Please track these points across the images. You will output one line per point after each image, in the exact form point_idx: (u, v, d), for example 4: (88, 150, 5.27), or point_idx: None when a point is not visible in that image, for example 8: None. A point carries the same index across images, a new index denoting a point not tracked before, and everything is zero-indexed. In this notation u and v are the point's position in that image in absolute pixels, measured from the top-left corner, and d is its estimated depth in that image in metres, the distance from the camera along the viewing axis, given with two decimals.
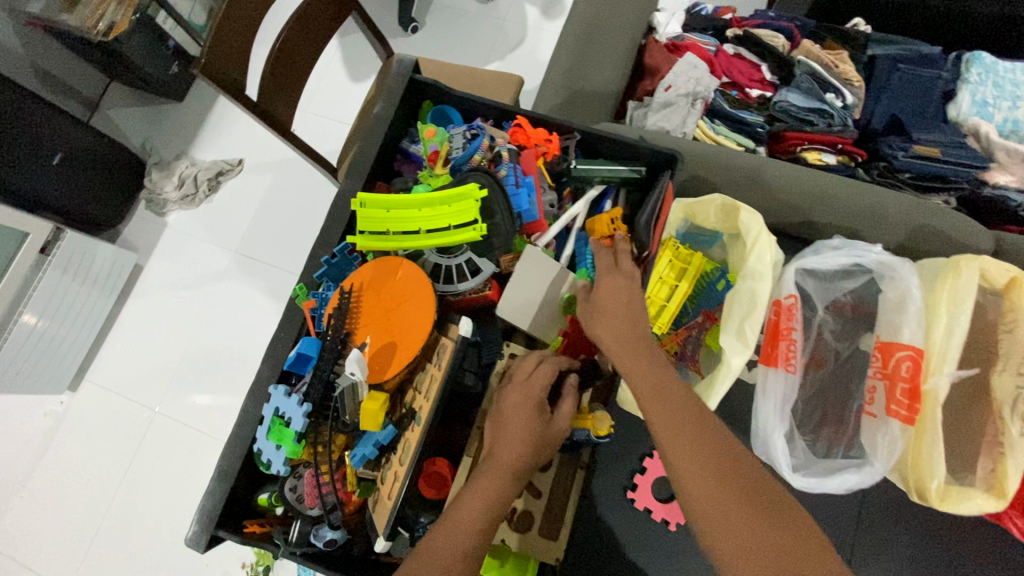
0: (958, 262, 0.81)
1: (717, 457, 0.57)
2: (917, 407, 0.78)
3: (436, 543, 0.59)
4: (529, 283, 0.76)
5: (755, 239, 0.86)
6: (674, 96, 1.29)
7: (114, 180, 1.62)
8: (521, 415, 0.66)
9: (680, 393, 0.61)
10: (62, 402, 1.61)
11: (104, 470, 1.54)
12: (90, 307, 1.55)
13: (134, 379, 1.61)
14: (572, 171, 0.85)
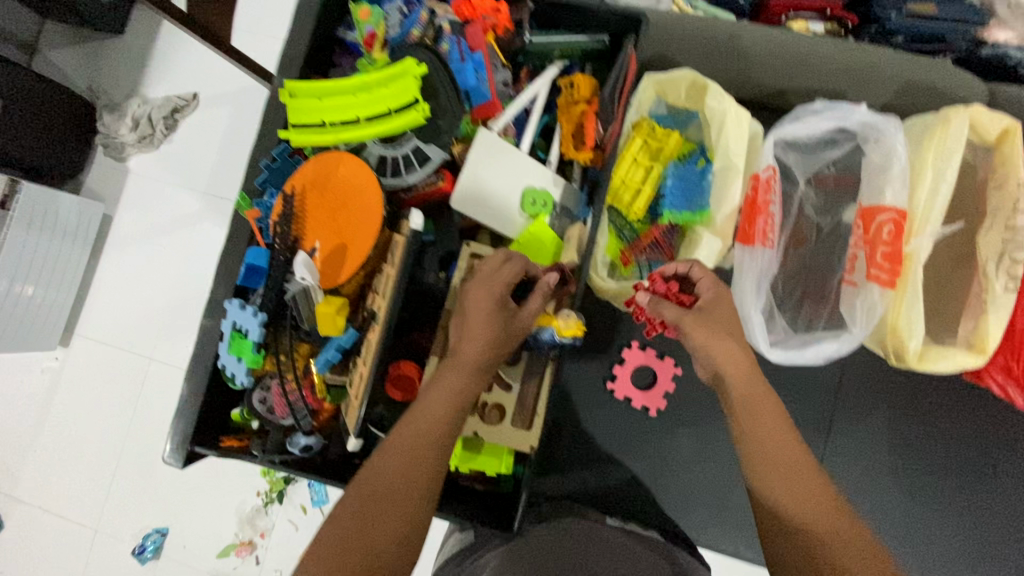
0: (948, 113, 0.75)
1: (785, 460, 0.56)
2: (898, 269, 0.75)
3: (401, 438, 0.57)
4: (489, 178, 0.73)
5: (721, 126, 0.84)
6: None
7: (66, 129, 1.39)
8: (488, 307, 0.63)
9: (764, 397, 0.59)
10: (58, 357, 1.51)
11: (105, 423, 1.48)
12: (66, 261, 1.41)
13: (124, 329, 1.50)
14: (528, 45, 0.78)
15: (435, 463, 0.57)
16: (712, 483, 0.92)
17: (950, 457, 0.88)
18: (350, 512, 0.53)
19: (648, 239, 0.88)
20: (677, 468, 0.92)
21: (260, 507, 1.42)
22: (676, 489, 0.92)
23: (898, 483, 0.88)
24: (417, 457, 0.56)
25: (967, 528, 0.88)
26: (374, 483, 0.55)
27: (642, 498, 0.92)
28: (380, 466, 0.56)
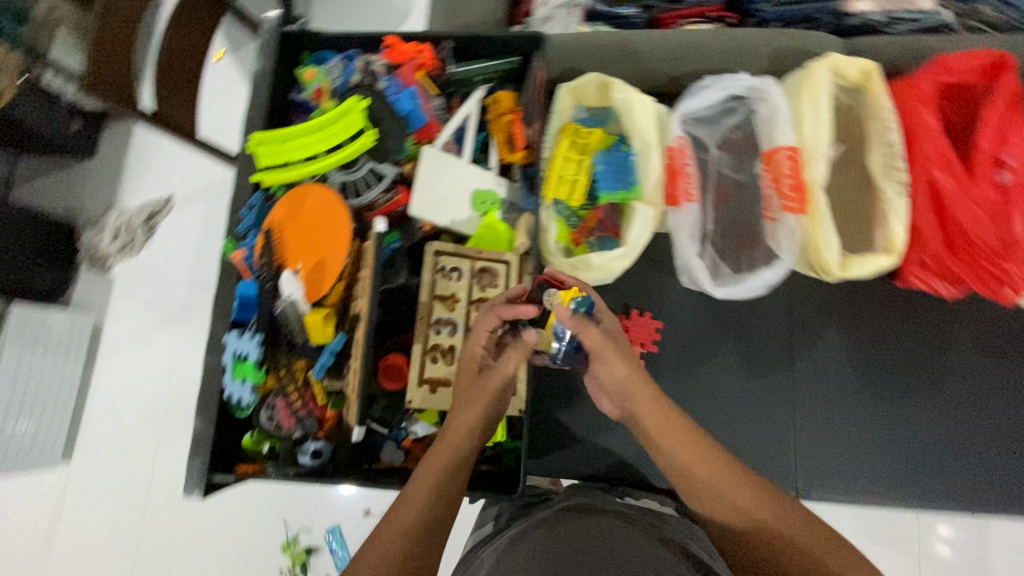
0: (811, 67, 0.90)
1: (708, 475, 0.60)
2: (803, 197, 0.86)
3: (383, 531, 0.53)
4: (437, 185, 0.84)
5: (631, 113, 0.98)
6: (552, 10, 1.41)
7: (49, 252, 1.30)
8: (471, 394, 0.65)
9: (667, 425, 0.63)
10: (57, 478, 1.36)
11: (105, 539, 1.33)
12: (59, 378, 1.31)
13: (125, 431, 1.36)
14: (451, 76, 0.91)
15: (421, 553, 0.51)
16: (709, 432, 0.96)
17: (910, 359, 0.96)
18: None
19: (592, 222, 1.00)
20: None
21: None
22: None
23: (866, 392, 0.96)
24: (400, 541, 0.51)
25: (941, 421, 0.95)
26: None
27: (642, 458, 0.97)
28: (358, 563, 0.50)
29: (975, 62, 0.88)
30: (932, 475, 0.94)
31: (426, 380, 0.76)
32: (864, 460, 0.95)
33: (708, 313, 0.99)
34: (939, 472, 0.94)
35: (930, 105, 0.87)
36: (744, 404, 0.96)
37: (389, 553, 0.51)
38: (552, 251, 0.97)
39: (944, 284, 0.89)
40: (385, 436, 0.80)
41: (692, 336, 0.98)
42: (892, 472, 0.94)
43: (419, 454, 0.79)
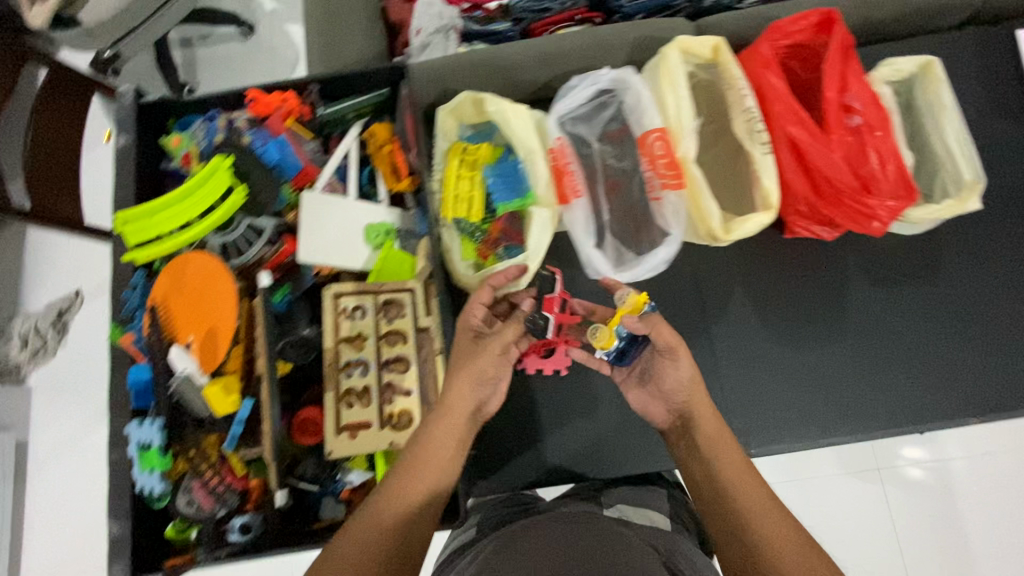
0: (663, 52, 0.96)
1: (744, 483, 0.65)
2: (679, 172, 0.90)
3: (388, 505, 0.61)
4: (324, 228, 0.83)
5: (508, 122, 1.00)
6: (427, 37, 1.45)
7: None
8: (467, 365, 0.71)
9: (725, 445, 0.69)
10: None
11: None
12: None
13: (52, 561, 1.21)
14: (322, 117, 0.91)
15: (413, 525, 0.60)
16: None
17: (818, 303, 1.01)
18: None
19: (496, 233, 1.02)
20: (610, 414, 0.98)
21: None
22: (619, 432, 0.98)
23: (786, 342, 1.00)
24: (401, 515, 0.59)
25: (858, 355, 0.99)
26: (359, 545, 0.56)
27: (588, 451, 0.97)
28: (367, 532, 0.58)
29: (807, 20, 0.95)
30: (862, 409, 0.98)
31: (344, 428, 0.73)
32: (798, 409, 0.98)
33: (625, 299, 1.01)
34: (866, 405, 0.98)
35: (775, 66, 0.92)
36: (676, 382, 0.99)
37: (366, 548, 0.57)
38: (461, 267, 0.97)
39: (823, 228, 0.94)
40: (320, 494, 0.77)
41: None
42: (827, 411, 0.98)
43: (359, 504, 0.77)
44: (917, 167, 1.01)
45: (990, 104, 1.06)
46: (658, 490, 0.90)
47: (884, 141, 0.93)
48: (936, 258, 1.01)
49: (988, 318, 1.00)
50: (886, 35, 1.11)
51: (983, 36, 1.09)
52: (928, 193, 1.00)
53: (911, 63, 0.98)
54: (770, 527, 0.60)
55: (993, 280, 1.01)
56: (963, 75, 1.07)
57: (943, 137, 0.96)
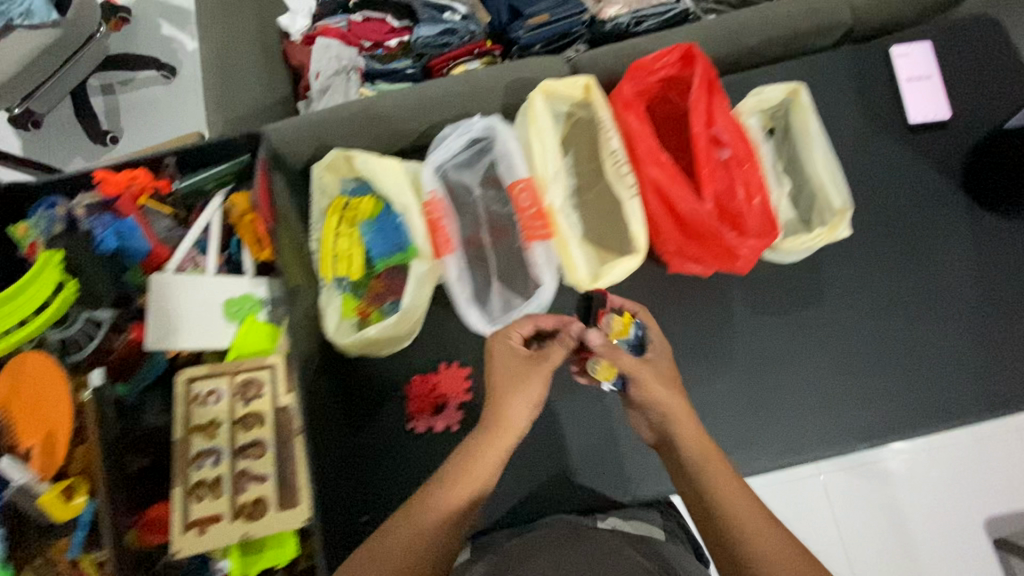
0: (529, 98, 0.95)
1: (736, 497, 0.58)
2: (545, 223, 0.90)
3: (387, 536, 0.57)
4: (175, 313, 0.81)
5: (382, 178, 0.98)
6: (327, 80, 1.42)
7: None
8: (516, 379, 0.69)
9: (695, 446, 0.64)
10: None
11: None
12: None
13: None
14: (180, 191, 0.89)
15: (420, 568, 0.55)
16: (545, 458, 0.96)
17: (703, 338, 0.99)
18: None
19: (378, 290, 1.00)
20: None
21: None
22: (549, 470, 0.98)
23: (679, 378, 0.99)
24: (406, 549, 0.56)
25: (751, 384, 0.98)
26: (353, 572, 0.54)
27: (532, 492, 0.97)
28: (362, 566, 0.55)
29: (668, 58, 0.95)
30: (763, 438, 0.96)
31: (193, 523, 0.71)
32: None
33: None
34: (763, 436, 0.97)
35: (634, 110, 0.92)
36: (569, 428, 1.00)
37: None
38: (336, 328, 0.95)
39: (696, 265, 0.94)
40: None
41: None
42: (729, 441, 0.96)
43: None
44: (796, 193, 1.00)
45: (866, 121, 1.05)
46: (654, 510, 0.92)
47: (750, 173, 0.92)
48: (820, 283, 1.01)
49: (876, 340, 0.99)
50: (763, 59, 1.10)
51: (856, 53, 1.08)
52: (806, 219, 0.98)
53: (778, 92, 0.98)
54: (774, 549, 0.53)
55: (879, 300, 1.00)
56: (838, 94, 1.07)
57: (813, 164, 0.95)
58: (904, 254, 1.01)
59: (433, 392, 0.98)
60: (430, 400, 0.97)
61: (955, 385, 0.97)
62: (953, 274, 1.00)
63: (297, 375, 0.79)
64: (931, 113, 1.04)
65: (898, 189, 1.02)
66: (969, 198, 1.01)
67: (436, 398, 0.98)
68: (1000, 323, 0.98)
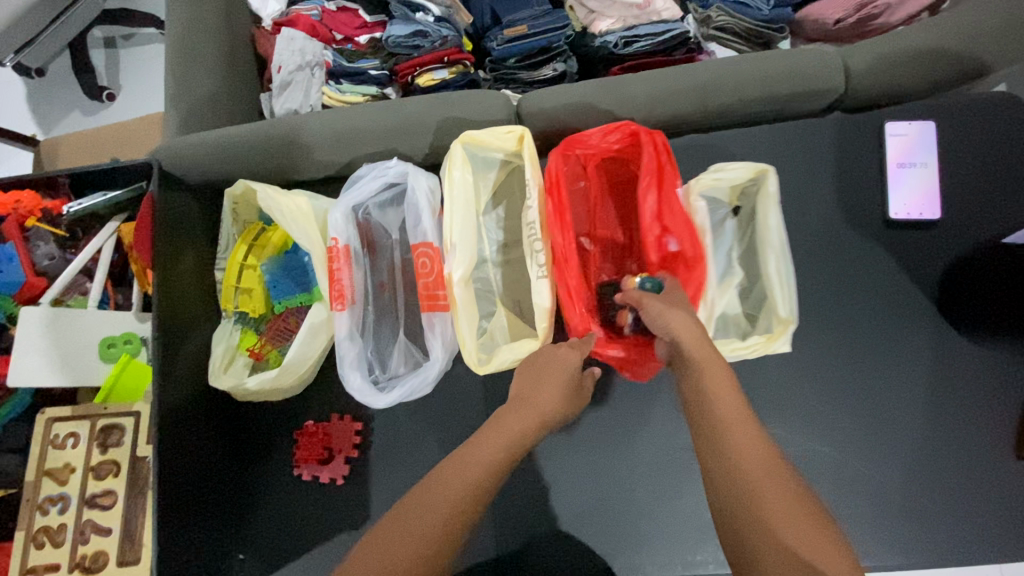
0: (449, 150, 0.86)
1: (746, 439, 0.55)
2: (440, 295, 0.83)
3: (418, 502, 0.57)
4: (44, 348, 0.80)
5: (288, 214, 0.92)
6: (289, 75, 1.33)
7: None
8: (558, 377, 0.74)
9: (721, 375, 0.61)
10: None
11: None
12: None
13: None
14: (70, 215, 0.85)
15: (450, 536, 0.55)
16: None
17: (612, 426, 0.96)
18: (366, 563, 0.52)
19: (279, 329, 0.96)
20: None
21: None
22: None
23: (576, 463, 0.95)
24: (450, 518, 0.56)
25: (651, 480, 0.94)
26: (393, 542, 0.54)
27: None
28: (398, 535, 0.54)
29: (613, 137, 0.84)
30: (654, 536, 0.93)
31: (30, 569, 0.73)
32: (579, 534, 0.94)
33: (407, 408, 0.95)
34: (655, 534, 0.93)
35: (557, 192, 0.82)
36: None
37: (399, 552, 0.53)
38: (222, 371, 0.91)
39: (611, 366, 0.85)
40: None
41: (393, 434, 0.95)
42: (621, 533, 0.93)
43: None
44: (749, 286, 0.87)
45: (840, 210, 0.93)
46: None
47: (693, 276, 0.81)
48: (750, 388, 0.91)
49: (802, 457, 0.89)
50: (733, 121, 0.96)
51: (845, 126, 0.94)
52: (752, 316, 0.85)
53: (742, 170, 0.83)
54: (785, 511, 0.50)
55: (814, 418, 0.89)
56: (813, 174, 0.94)
57: (764, 258, 0.81)
58: (852, 369, 0.90)
59: (323, 438, 0.94)
60: (316, 449, 0.94)
61: (881, 520, 0.87)
62: (904, 399, 0.89)
63: (152, 432, 0.76)
64: (917, 209, 0.90)
65: (859, 294, 0.91)
66: (939, 316, 0.89)
67: (324, 448, 0.94)
68: (947, 460, 0.87)
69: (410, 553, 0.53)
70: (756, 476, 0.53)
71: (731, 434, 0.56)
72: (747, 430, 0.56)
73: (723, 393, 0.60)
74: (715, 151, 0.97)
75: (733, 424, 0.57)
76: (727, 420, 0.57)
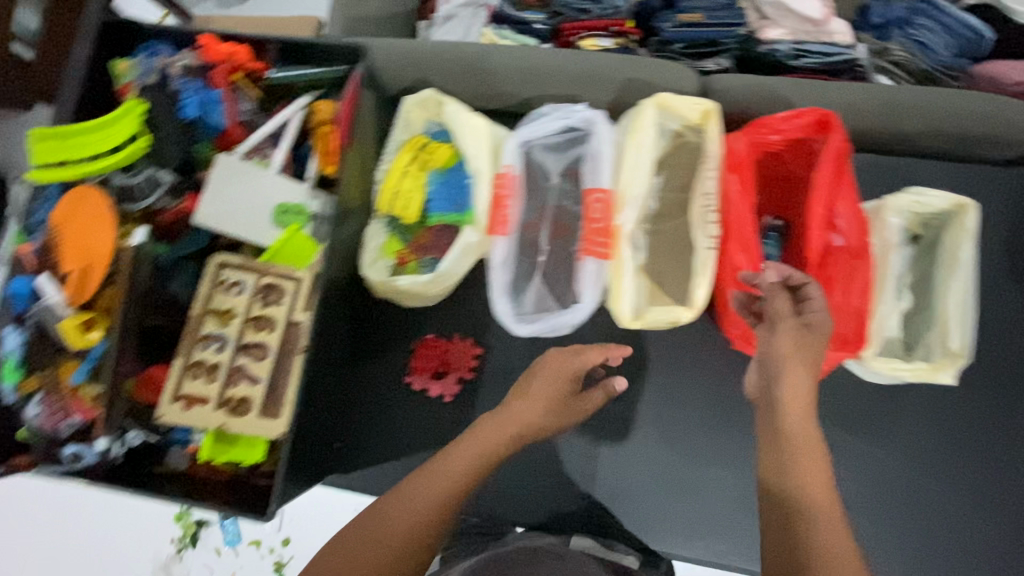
0: (641, 104, 0.87)
1: (813, 491, 0.59)
2: (609, 241, 0.84)
3: (414, 489, 0.66)
4: (229, 196, 0.83)
5: (465, 133, 0.94)
6: (455, 9, 1.37)
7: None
8: (549, 386, 0.80)
9: (804, 427, 0.64)
10: None
11: None
12: None
13: None
14: (273, 80, 0.89)
15: (431, 527, 0.64)
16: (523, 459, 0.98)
17: (719, 414, 0.98)
18: (361, 534, 0.62)
19: (422, 240, 0.99)
20: None
21: None
22: (521, 472, 0.99)
23: (677, 439, 0.98)
24: (425, 520, 0.64)
25: (747, 473, 0.97)
26: (392, 521, 0.63)
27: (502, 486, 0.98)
28: (396, 515, 0.64)
29: (800, 120, 0.84)
30: (735, 525, 0.97)
31: (180, 397, 0.75)
32: (663, 505, 0.97)
33: (528, 347, 0.98)
34: (736, 524, 0.97)
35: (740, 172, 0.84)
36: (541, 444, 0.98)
37: (393, 531, 0.62)
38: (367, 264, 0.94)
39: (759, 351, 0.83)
40: (174, 442, 0.84)
41: (510, 368, 0.97)
42: (703, 514, 0.97)
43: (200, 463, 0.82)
44: (909, 314, 0.89)
45: None
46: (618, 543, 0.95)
47: (858, 271, 0.83)
48: (856, 409, 0.95)
49: (894, 483, 0.93)
50: (914, 149, 0.95)
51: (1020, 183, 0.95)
52: (908, 345, 0.88)
53: (943, 199, 0.84)
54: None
55: (907, 452, 0.94)
56: None
57: (944, 292, 0.84)
58: (957, 414, 0.94)
59: (440, 353, 0.97)
60: (431, 363, 0.97)
61: (954, 559, 0.92)
62: (1006, 453, 0.93)
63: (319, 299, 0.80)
64: None
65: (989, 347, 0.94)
66: None
67: (439, 364, 0.97)
68: None
69: (396, 533, 0.62)
70: (816, 540, 0.54)
71: (803, 490, 0.59)
72: (821, 484, 0.59)
73: (802, 451, 0.62)
74: (884, 176, 0.99)
75: (806, 480, 0.59)
76: (800, 477, 0.60)
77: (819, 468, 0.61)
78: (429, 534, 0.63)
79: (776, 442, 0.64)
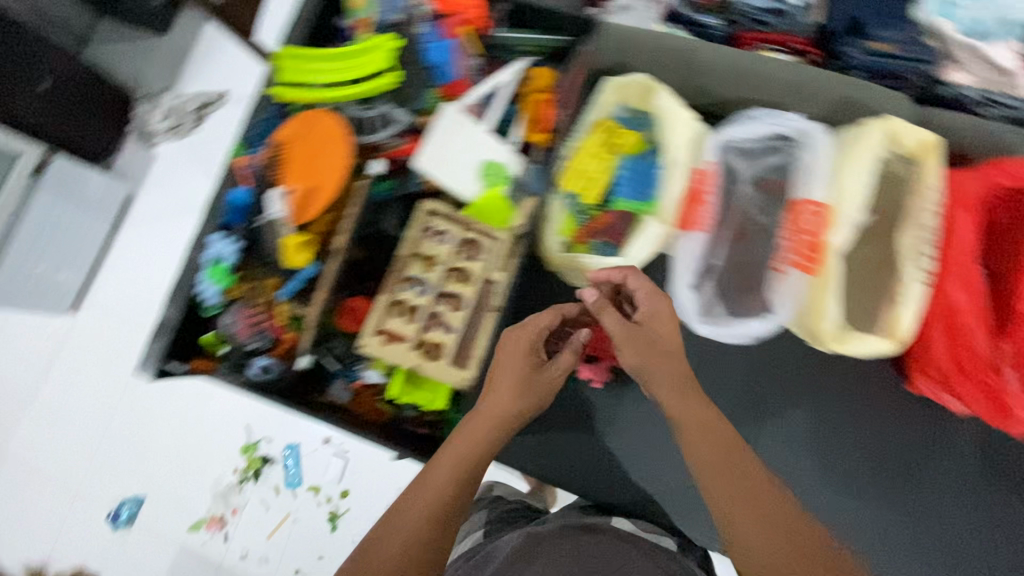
0: (865, 122, 0.84)
1: (764, 514, 0.55)
2: (817, 257, 0.82)
3: (401, 506, 0.59)
4: (447, 144, 0.84)
5: (672, 123, 0.90)
6: None
7: (97, 102, 1.20)
8: (505, 369, 0.69)
9: (710, 451, 0.60)
10: (50, 332, 1.29)
11: (71, 424, 1.25)
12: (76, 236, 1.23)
13: (111, 304, 1.28)
14: (498, 40, 0.91)
15: (436, 535, 0.57)
16: (659, 467, 0.93)
17: (878, 458, 0.91)
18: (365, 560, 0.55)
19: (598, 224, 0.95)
20: (632, 447, 0.94)
21: (233, 484, 1.20)
22: (655, 479, 0.93)
23: (830, 477, 0.91)
24: (428, 535, 0.57)
25: (902, 530, 0.89)
26: (393, 541, 0.56)
27: (632, 485, 0.93)
28: (395, 536, 0.56)
29: None
30: None
31: (381, 331, 0.77)
32: None
33: None
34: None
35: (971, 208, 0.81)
36: (666, 448, 0.93)
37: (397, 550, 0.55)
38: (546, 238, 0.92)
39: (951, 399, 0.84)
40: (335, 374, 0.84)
41: None
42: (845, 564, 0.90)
43: (365, 399, 0.84)
44: None
45: None
46: None
47: None
48: (1008, 486, 0.89)
49: None
50: None
51: None
52: None
53: None
54: None
55: None
56: None
57: None
58: None
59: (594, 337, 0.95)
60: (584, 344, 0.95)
61: None
62: None
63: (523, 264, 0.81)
64: None
65: None
66: None
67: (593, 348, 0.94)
68: None
69: (395, 550, 0.55)
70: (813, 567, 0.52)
71: (777, 522, 0.55)
72: (771, 513, 0.56)
73: (733, 482, 0.58)
74: None
75: (755, 508, 0.56)
76: (766, 503, 0.56)
77: (750, 496, 0.57)
78: (436, 542, 0.57)
79: (723, 471, 0.59)
